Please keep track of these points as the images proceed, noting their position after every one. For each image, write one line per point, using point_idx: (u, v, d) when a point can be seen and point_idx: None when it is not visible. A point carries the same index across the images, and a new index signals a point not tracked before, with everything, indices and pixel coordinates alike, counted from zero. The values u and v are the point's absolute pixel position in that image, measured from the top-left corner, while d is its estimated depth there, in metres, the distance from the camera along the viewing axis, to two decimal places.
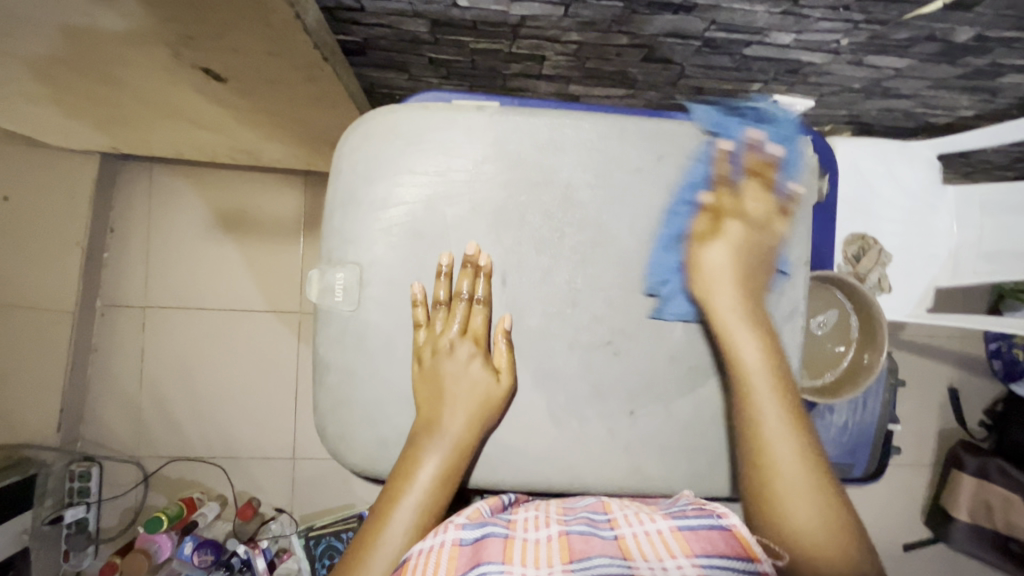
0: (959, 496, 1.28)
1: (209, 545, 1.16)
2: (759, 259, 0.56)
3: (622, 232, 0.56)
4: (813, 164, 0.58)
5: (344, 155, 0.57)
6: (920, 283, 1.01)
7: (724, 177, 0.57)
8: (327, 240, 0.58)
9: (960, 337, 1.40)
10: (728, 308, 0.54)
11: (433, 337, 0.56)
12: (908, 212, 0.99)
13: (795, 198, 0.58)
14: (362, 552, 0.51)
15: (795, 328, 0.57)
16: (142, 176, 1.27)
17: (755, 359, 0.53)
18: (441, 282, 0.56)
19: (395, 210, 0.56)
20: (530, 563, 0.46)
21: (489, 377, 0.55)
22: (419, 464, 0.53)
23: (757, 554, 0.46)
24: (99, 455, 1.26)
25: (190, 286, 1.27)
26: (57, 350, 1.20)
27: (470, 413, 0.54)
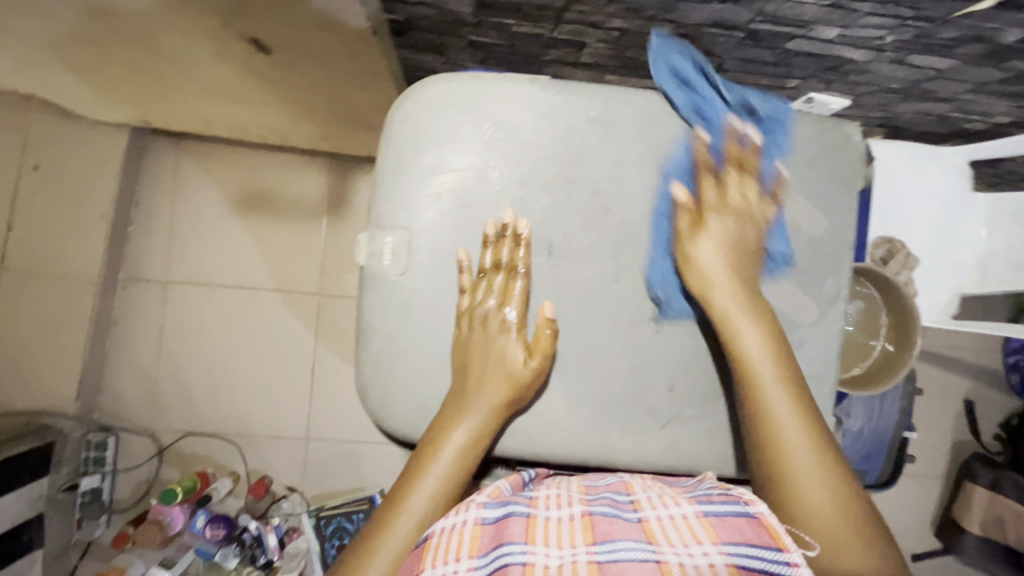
0: (972, 508, 1.27)
1: (221, 520, 1.17)
2: (750, 248, 0.56)
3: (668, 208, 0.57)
4: (860, 152, 0.59)
5: (397, 122, 0.57)
6: (945, 289, 1.01)
7: (758, 159, 0.57)
8: (376, 206, 0.58)
9: (978, 349, 1.39)
10: (727, 300, 0.53)
11: (473, 305, 0.56)
12: (937, 217, 0.99)
13: (841, 182, 0.58)
14: (387, 515, 0.51)
15: (839, 312, 0.58)
16: (169, 152, 1.28)
17: (760, 353, 0.52)
18: (489, 248, 0.56)
19: (445, 177, 0.56)
20: (553, 543, 0.45)
21: (519, 355, 0.55)
22: (450, 432, 0.53)
23: (787, 545, 0.43)
24: (116, 426, 1.26)
25: (213, 264, 1.28)
26: (79, 320, 1.20)
27: (505, 384, 0.54)
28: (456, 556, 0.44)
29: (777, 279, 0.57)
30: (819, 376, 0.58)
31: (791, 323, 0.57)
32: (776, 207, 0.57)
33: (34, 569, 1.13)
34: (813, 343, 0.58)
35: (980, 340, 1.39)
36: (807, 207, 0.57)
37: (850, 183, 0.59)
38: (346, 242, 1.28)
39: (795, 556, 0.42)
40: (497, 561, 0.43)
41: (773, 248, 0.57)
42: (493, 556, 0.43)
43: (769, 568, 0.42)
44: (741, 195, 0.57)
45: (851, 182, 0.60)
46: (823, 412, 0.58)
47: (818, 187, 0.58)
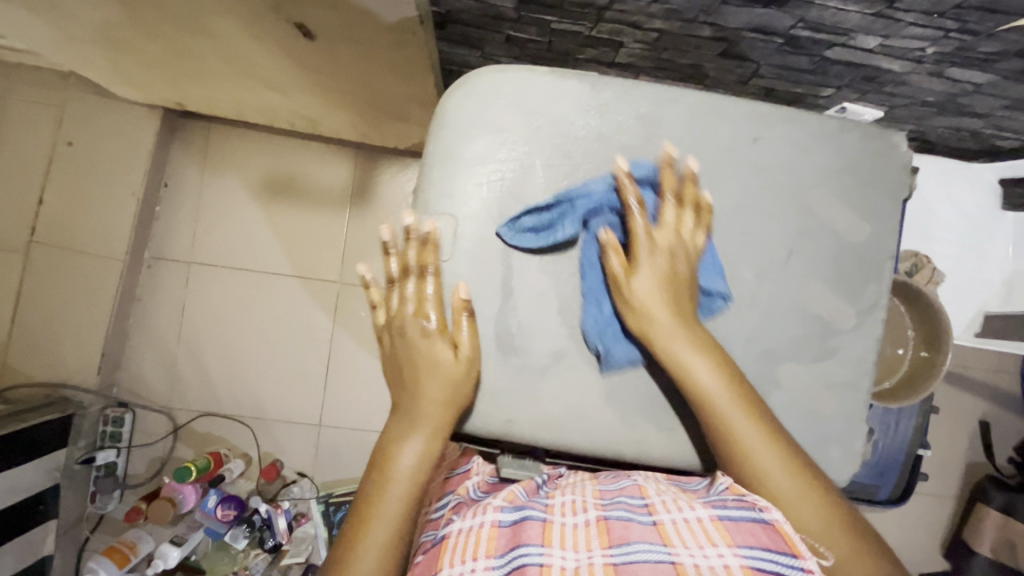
0: (983, 531, 1.26)
1: (233, 500, 1.20)
2: (682, 282, 0.53)
3: (713, 209, 0.55)
4: (906, 162, 0.58)
5: (447, 109, 0.56)
6: (970, 306, 1.00)
7: (807, 164, 0.56)
8: (419, 191, 0.57)
9: (996, 370, 1.38)
10: (667, 334, 0.52)
11: (394, 313, 0.56)
12: (964, 234, 0.98)
13: (885, 190, 0.57)
14: (344, 553, 0.49)
15: (876, 320, 0.56)
16: (199, 135, 1.30)
17: (711, 380, 0.51)
18: (392, 256, 0.57)
19: (493, 167, 0.55)
20: (569, 546, 0.46)
21: (446, 352, 0.53)
22: (399, 453, 0.52)
23: (801, 552, 0.43)
24: (133, 403, 1.28)
25: (235, 248, 1.29)
26: (104, 296, 1.22)
27: (443, 385, 0.53)
28: (473, 556, 0.45)
29: (819, 285, 0.56)
30: (855, 383, 0.56)
31: (832, 330, 0.56)
32: (820, 213, 0.56)
33: (47, 539, 1.15)
34: (850, 350, 0.56)
35: (999, 361, 1.38)
36: (852, 214, 0.56)
37: (894, 191, 0.58)
38: (367, 233, 1.29)
39: (810, 564, 0.43)
40: (514, 563, 0.44)
41: (818, 254, 0.56)
42: (510, 558, 0.44)
43: (784, 571, 0.41)
44: (787, 199, 0.56)
45: (895, 190, 0.58)
46: (857, 420, 0.56)
47: (864, 194, 0.57)
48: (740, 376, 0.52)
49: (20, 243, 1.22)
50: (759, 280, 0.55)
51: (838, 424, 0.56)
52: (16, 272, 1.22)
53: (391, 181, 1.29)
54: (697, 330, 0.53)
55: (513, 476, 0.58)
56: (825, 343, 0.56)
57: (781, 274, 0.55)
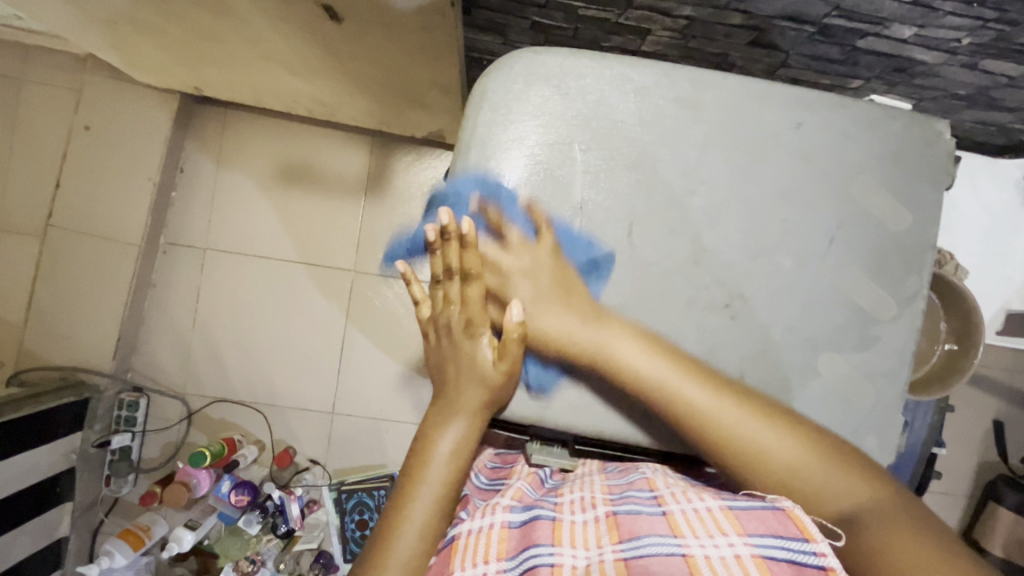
0: (995, 530, 1.25)
1: (246, 486, 1.19)
2: (562, 279, 0.54)
3: (753, 195, 0.54)
4: (951, 150, 0.56)
5: (485, 91, 0.55)
6: (992, 304, 0.99)
7: (851, 152, 0.55)
8: (454, 175, 0.55)
9: (1013, 370, 1.37)
10: (590, 339, 0.52)
11: (438, 311, 0.58)
12: (989, 231, 0.97)
13: (930, 179, 0.56)
14: (385, 532, 0.50)
15: (917, 311, 0.55)
16: (215, 120, 1.29)
17: (648, 365, 0.51)
18: (436, 256, 0.56)
19: (530, 149, 0.54)
20: (579, 544, 0.46)
21: (488, 357, 0.54)
22: (438, 440, 0.53)
23: (813, 536, 0.41)
24: (147, 387, 1.28)
25: (249, 235, 1.29)
26: (119, 280, 1.22)
27: (479, 389, 0.53)
28: (484, 559, 0.46)
29: (860, 274, 0.55)
30: (893, 375, 0.55)
31: (871, 320, 0.55)
32: (864, 201, 0.55)
33: (63, 520, 1.16)
34: (889, 341, 0.55)
35: (1015, 361, 1.37)
36: (895, 202, 0.55)
37: (938, 180, 0.56)
38: (382, 221, 1.29)
39: (822, 546, 0.41)
40: (525, 565, 0.44)
41: (861, 242, 0.55)
42: (521, 559, 0.45)
43: (796, 559, 0.40)
44: (830, 186, 0.54)
45: (938, 180, 0.57)
46: (895, 412, 0.55)
47: (909, 183, 0.55)
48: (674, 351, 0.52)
49: (36, 226, 1.23)
50: (799, 268, 0.54)
51: (877, 416, 0.55)
52: (31, 256, 1.22)
53: (407, 169, 1.28)
54: (598, 312, 0.53)
55: (543, 463, 0.59)
56: (864, 334, 0.55)
57: (821, 262, 0.54)
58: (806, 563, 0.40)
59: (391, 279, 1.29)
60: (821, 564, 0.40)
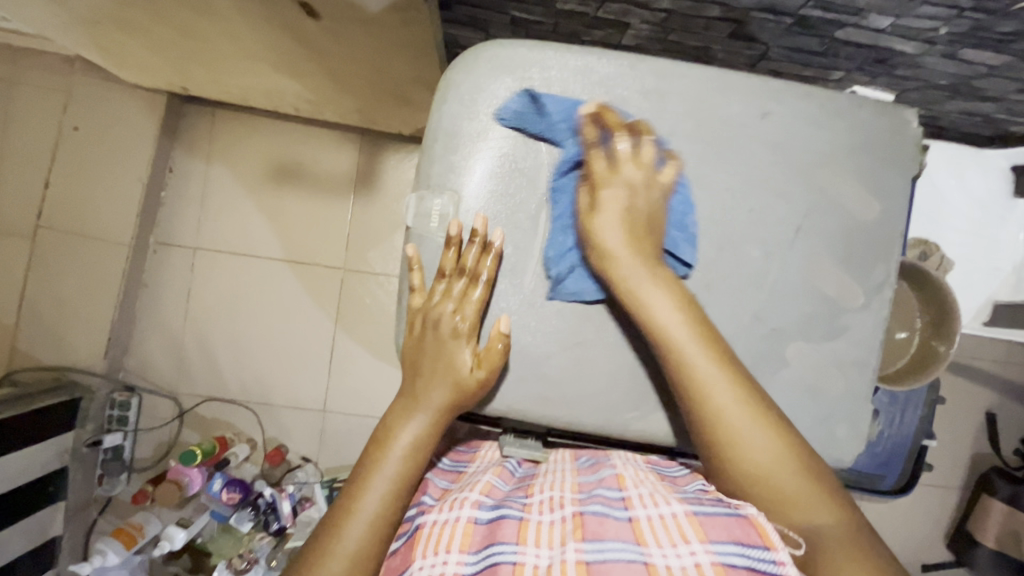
0: (986, 521, 1.26)
1: (237, 484, 1.19)
2: (652, 217, 0.53)
3: (722, 185, 0.54)
4: (919, 138, 0.56)
5: (449, 84, 0.55)
6: (979, 294, 0.99)
7: (819, 140, 0.55)
8: (423, 167, 0.56)
9: (1005, 361, 1.37)
10: (671, 324, 0.50)
11: (431, 306, 0.55)
12: (975, 221, 0.97)
13: (898, 168, 0.56)
14: (336, 522, 0.50)
15: (884, 300, 0.56)
16: (204, 119, 1.30)
17: (676, 323, 0.50)
18: (451, 249, 0.54)
19: (492, 142, 0.54)
20: (543, 544, 0.46)
21: (466, 361, 0.54)
22: (399, 431, 0.53)
23: (773, 544, 0.43)
24: (139, 387, 1.29)
25: (238, 234, 1.29)
26: (110, 280, 1.23)
27: (449, 390, 0.53)
28: (446, 548, 0.46)
29: (828, 264, 0.55)
30: (862, 363, 0.56)
31: (839, 309, 0.55)
32: (833, 189, 0.55)
33: (56, 520, 1.16)
34: (859, 330, 0.55)
35: (1008, 352, 1.37)
36: (861, 191, 0.55)
37: (907, 169, 0.57)
38: (372, 218, 1.29)
39: (783, 555, 0.43)
40: (488, 560, 0.44)
41: (828, 231, 0.55)
42: (484, 555, 0.45)
43: (755, 566, 0.41)
44: (797, 175, 0.54)
45: (907, 168, 0.57)
46: (863, 399, 0.56)
47: (876, 172, 0.55)
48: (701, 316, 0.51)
49: (27, 228, 1.23)
50: (767, 257, 0.54)
51: (846, 404, 0.55)
52: (22, 257, 1.23)
53: (395, 166, 1.28)
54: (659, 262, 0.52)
55: (514, 454, 0.60)
56: (833, 322, 0.55)
57: (787, 251, 0.55)
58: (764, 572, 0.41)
59: (382, 276, 1.29)
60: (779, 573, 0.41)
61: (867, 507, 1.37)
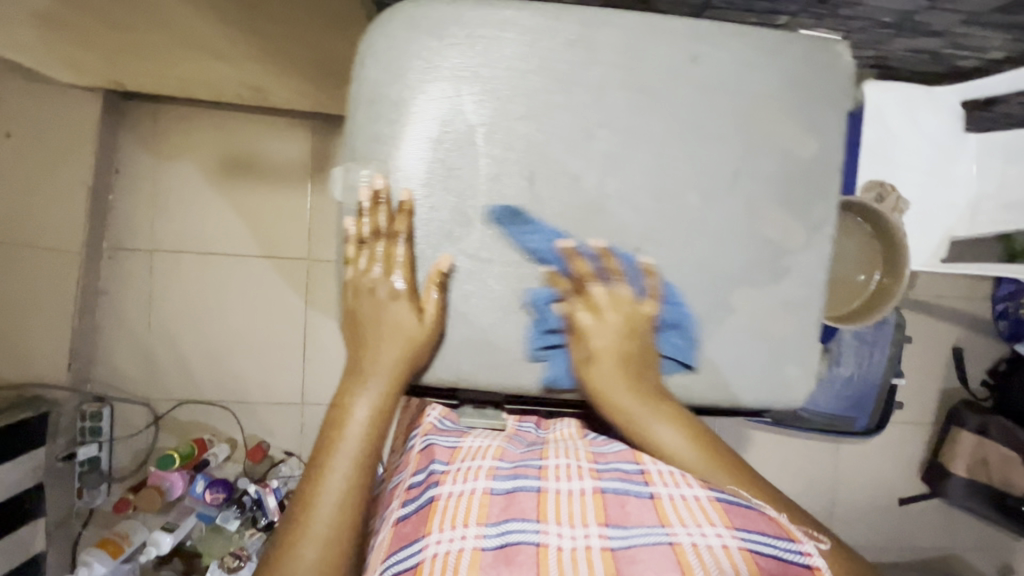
0: (958, 453, 1.31)
1: (220, 484, 1.18)
2: (644, 345, 0.54)
3: (658, 134, 0.53)
4: (851, 71, 0.56)
5: (367, 48, 0.53)
6: (935, 232, 1.01)
7: (755, 79, 0.54)
8: (346, 139, 0.54)
9: (969, 297, 1.41)
10: (676, 446, 0.53)
11: (360, 274, 0.54)
12: (929, 159, 0.98)
13: (833, 103, 0.55)
14: (303, 502, 0.49)
15: (826, 238, 0.56)
16: (147, 115, 1.24)
17: (677, 440, 0.53)
18: (364, 218, 0.53)
19: (416, 104, 0.52)
20: (564, 520, 0.47)
21: (410, 317, 0.52)
22: (352, 407, 0.52)
23: (797, 537, 0.47)
24: (110, 397, 1.26)
25: (196, 232, 1.26)
26: (67, 289, 1.18)
27: (397, 352, 0.52)
28: (464, 523, 0.47)
29: (768, 204, 0.55)
30: (806, 303, 0.56)
31: (781, 249, 0.55)
32: (771, 129, 0.54)
33: (37, 537, 1.14)
34: (801, 269, 0.56)
35: (971, 288, 1.41)
36: (797, 129, 0.54)
37: (842, 104, 0.56)
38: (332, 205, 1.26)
39: (807, 545, 0.46)
40: (507, 539, 0.46)
41: (767, 172, 0.55)
42: (503, 531, 0.47)
43: (781, 555, 0.45)
44: (734, 118, 0.54)
45: (842, 103, 0.56)
46: (808, 337, 0.57)
47: (812, 108, 0.55)
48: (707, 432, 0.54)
49: None
50: (706, 203, 0.54)
51: (793, 344, 0.56)
52: None
53: None
54: (654, 388, 0.54)
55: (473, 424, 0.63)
56: (773, 261, 0.55)
57: (727, 196, 0.54)
58: (792, 560, 0.45)
59: None
60: (807, 563, 0.45)
61: (844, 449, 1.41)
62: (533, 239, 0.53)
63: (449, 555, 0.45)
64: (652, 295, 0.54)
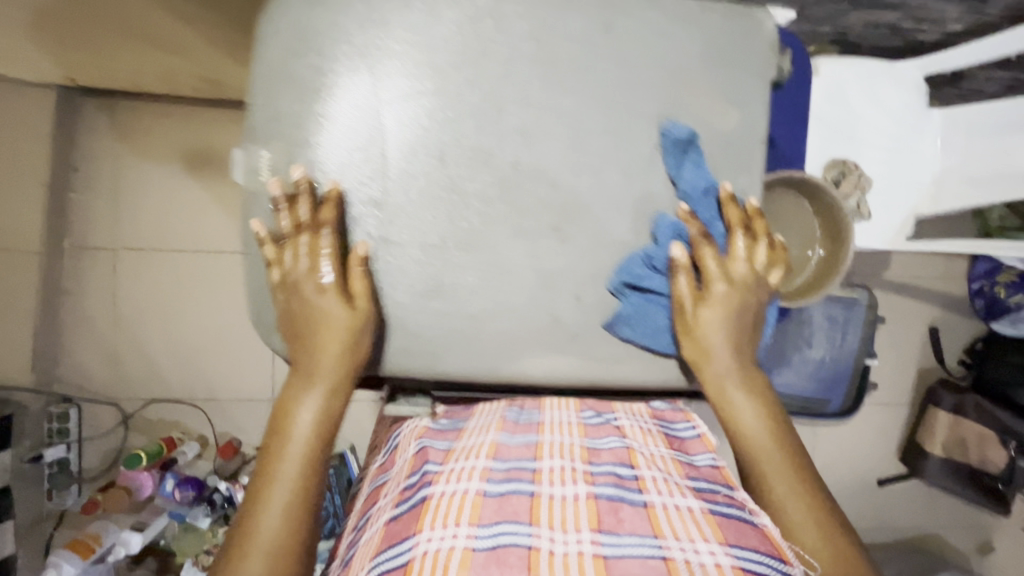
0: (935, 433, 1.30)
1: (189, 482, 1.18)
2: (752, 319, 0.57)
3: (573, 111, 0.53)
4: (773, 39, 0.57)
5: (267, 26, 0.52)
6: (902, 210, 0.99)
7: (676, 51, 0.54)
8: (247, 122, 0.54)
9: (944, 276, 1.40)
10: (750, 421, 0.56)
11: (287, 267, 0.52)
12: (895, 135, 0.96)
13: (754, 72, 0.56)
14: (251, 512, 0.50)
15: (748, 208, 0.56)
16: (104, 110, 1.22)
17: (752, 414, 0.56)
18: (286, 209, 0.51)
19: (317, 82, 0.51)
20: (558, 526, 0.52)
21: (339, 308, 0.51)
22: (297, 411, 0.52)
23: (787, 558, 0.51)
24: (77, 398, 1.24)
25: (160, 229, 1.24)
26: (27, 289, 1.16)
27: (329, 346, 0.52)
28: (456, 522, 0.53)
29: (688, 176, 0.55)
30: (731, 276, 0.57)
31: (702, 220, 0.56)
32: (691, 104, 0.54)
33: (7, 541, 1.12)
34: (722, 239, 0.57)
35: (947, 268, 1.40)
36: (716, 100, 0.55)
37: (765, 73, 0.57)
38: None
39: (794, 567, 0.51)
40: (499, 539, 0.51)
41: (688, 143, 0.54)
42: (495, 532, 0.52)
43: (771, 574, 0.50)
44: (653, 92, 0.54)
45: (766, 73, 0.57)
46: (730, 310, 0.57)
47: (733, 78, 0.56)
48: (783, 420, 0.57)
49: None
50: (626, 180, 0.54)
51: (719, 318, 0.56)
52: None
53: None
54: (747, 361, 0.57)
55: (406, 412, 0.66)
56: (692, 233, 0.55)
57: (646, 169, 0.55)
58: None
59: None
60: None
61: (822, 433, 1.40)
62: (693, 177, 0.55)
63: (439, 552, 0.50)
64: (776, 276, 0.58)
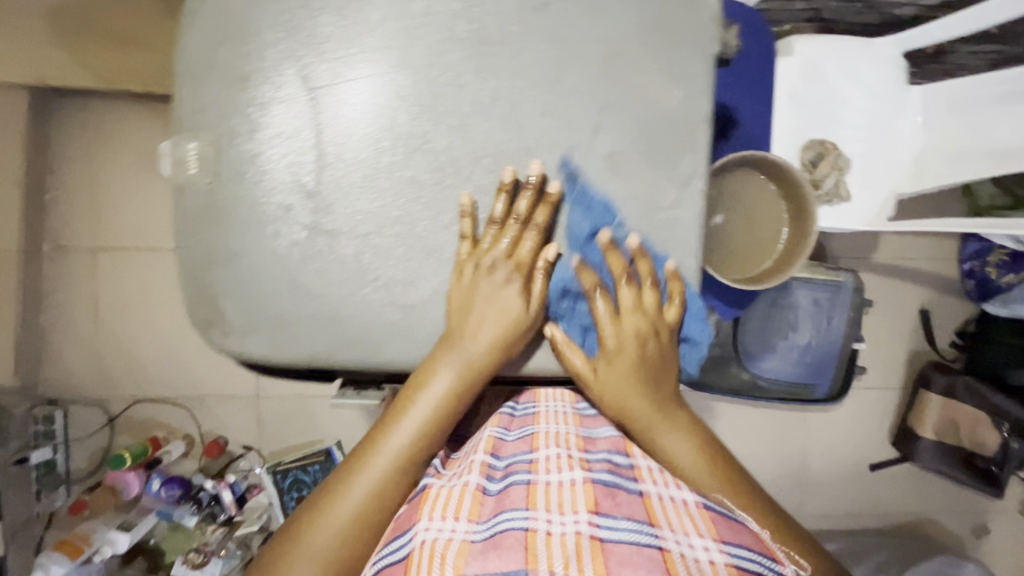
0: (926, 416, 1.28)
1: (175, 480, 1.18)
2: (657, 357, 0.57)
3: (513, 94, 0.53)
4: (718, 13, 0.55)
5: (194, 18, 0.54)
6: (882, 189, 0.97)
7: (613, 30, 0.53)
8: (177, 114, 0.55)
9: (935, 257, 1.37)
10: (684, 460, 0.58)
11: (472, 251, 0.53)
12: (871, 114, 0.95)
13: (698, 48, 0.54)
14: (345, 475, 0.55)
15: (693, 191, 0.55)
16: (77, 109, 1.21)
17: (684, 450, 0.58)
18: (503, 197, 0.53)
19: (244, 71, 0.53)
20: (556, 510, 0.50)
21: (517, 302, 0.54)
22: (432, 383, 0.53)
23: (780, 559, 0.52)
24: (62, 399, 1.25)
25: (138, 228, 1.24)
26: (6, 291, 1.17)
27: (496, 328, 0.53)
28: (456, 516, 0.51)
29: (623, 154, 0.54)
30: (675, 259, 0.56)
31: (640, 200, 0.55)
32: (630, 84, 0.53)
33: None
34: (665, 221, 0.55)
35: (939, 248, 1.37)
36: (656, 78, 0.54)
37: (709, 48, 0.55)
38: None
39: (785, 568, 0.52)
40: (498, 527, 0.50)
41: (623, 123, 0.54)
42: (494, 523, 0.50)
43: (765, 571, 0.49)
44: (591, 73, 0.54)
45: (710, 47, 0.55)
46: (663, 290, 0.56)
47: (674, 55, 0.54)
48: (717, 454, 0.59)
49: None
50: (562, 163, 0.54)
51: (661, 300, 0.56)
52: None
53: None
54: (665, 396, 0.58)
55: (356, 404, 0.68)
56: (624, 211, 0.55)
57: (585, 152, 0.54)
58: None
59: None
60: None
61: (811, 417, 1.39)
62: (579, 226, 0.55)
63: (438, 541, 0.49)
64: (674, 306, 0.56)
